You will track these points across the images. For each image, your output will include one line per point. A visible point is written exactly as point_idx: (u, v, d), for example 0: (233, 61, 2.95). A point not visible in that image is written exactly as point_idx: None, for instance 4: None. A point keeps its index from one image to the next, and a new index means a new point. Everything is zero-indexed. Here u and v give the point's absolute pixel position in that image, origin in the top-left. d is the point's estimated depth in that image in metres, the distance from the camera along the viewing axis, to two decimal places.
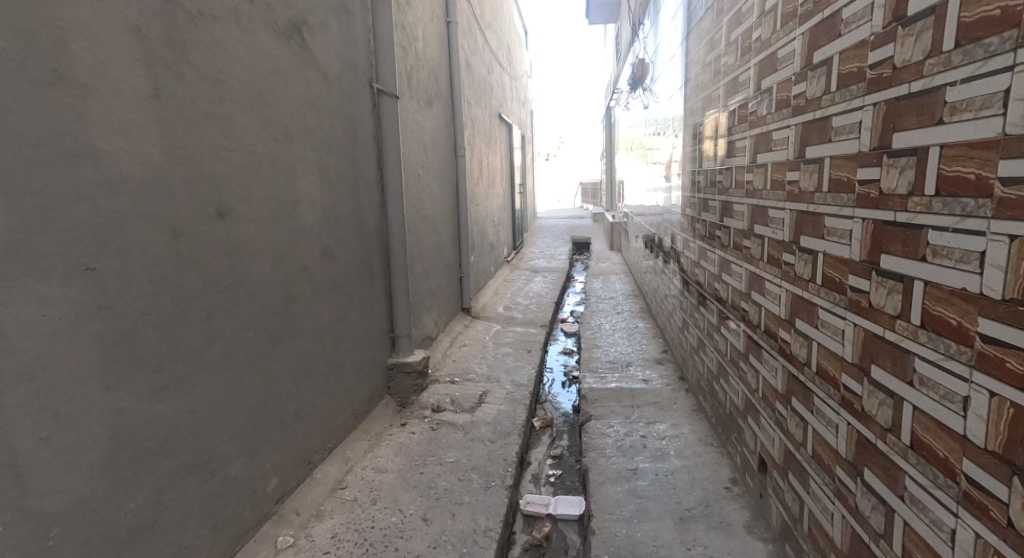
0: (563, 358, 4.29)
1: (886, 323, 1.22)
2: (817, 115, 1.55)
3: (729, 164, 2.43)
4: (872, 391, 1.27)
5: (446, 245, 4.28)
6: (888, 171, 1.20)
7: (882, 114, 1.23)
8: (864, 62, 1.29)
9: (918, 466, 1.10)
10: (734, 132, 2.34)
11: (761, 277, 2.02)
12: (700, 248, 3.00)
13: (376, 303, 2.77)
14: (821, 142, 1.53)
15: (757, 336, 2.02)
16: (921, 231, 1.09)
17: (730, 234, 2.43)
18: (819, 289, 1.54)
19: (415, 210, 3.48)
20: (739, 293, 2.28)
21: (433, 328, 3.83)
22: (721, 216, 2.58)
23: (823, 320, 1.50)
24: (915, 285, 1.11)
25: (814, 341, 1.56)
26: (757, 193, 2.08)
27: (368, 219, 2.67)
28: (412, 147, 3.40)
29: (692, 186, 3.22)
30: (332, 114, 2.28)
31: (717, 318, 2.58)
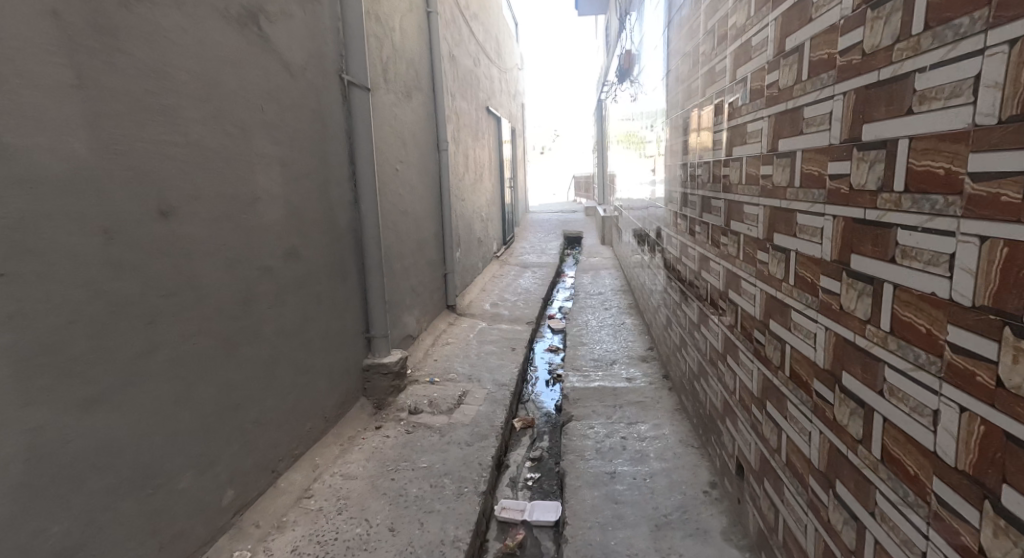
0: (549, 356, 4.22)
1: (856, 328, 1.18)
2: (788, 105, 1.50)
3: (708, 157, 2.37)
4: (842, 400, 1.24)
5: (429, 242, 4.21)
6: (858, 166, 1.16)
7: (851, 104, 1.18)
8: (834, 48, 1.24)
9: (888, 482, 1.07)
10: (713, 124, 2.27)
11: (736, 276, 1.99)
12: (682, 245, 2.94)
13: (350, 303, 2.70)
14: (793, 134, 1.48)
15: (734, 336, 1.97)
16: (891, 230, 1.05)
17: (709, 230, 2.37)
18: (792, 290, 1.51)
19: (394, 207, 3.40)
20: (717, 291, 2.23)
21: (415, 327, 3.76)
22: (700, 212, 2.53)
23: (795, 322, 1.48)
24: (885, 288, 1.07)
25: (787, 343, 1.53)
26: (732, 188, 2.04)
27: (340, 216, 2.60)
28: (389, 141, 3.32)
29: (674, 180, 3.16)
30: (296, 107, 2.21)
31: (698, 316, 2.52)
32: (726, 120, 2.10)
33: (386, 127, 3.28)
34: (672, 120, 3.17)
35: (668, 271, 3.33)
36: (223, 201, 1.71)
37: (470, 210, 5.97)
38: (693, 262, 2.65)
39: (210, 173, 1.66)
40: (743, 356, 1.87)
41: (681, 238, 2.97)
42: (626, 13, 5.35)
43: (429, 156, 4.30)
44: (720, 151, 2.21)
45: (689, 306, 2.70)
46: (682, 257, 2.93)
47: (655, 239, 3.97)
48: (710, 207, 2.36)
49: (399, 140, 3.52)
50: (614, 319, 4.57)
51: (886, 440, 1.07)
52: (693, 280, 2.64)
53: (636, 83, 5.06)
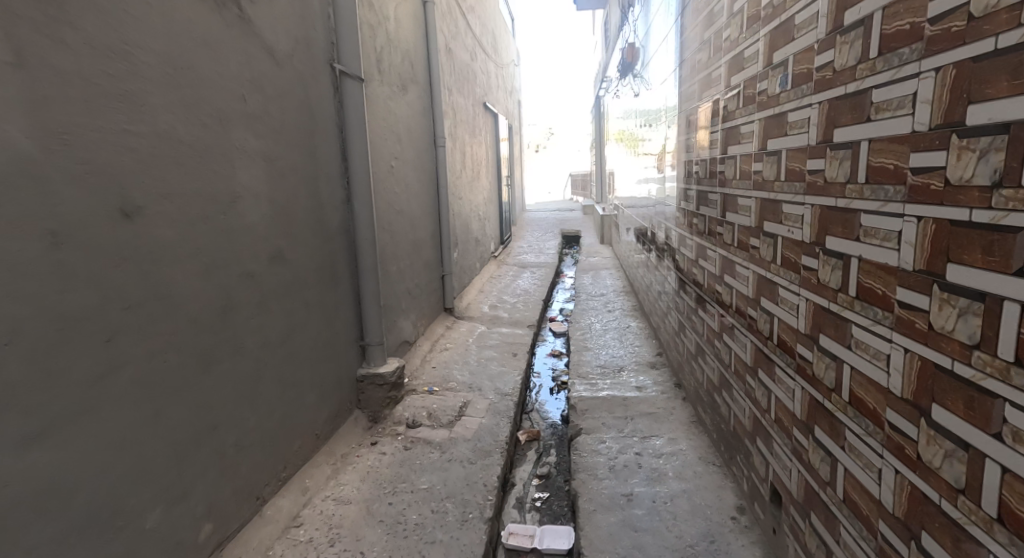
0: (552, 361, 4.05)
1: (954, 352, 1.00)
2: (851, 89, 1.33)
3: (733, 153, 2.18)
4: (931, 437, 1.07)
5: (425, 242, 4.03)
6: (957, 157, 0.98)
7: (949, 82, 1.00)
8: (922, 16, 1.06)
9: (1008, 547, 0.89)
10: (740, 115, 2.09)
11: (774, 284, 1.80)
12: (696, 248, 2.77)
13: (342, 309, 2.52)
14: (858, 123, 1.30)
15: (769, 350, 1.81)
16: (1015, 236, 0.87)
17: (733, 231, 2.19)
18: (853, 302, 1.34)
19: (389, 206, 3.22)
20: (745, 298, 2.06)
21: (411, 332, 3.58)
22: (721, 211, 2.34)
23: (859, 340, 1.31)
24: (1004, 307, 0.89)
25: (846, 363, 1.37)
26: (766, 185, 1.85)
27: (330, 217, 2.41)
28: (384, 137, 3.14)
29: (687, 178, 2.96)
30: (283, 97, 2.02)
31: (718, 324, 2.34)
32: (757, 109, 1.92)
33: (381, 121, 3.09)
34: (684, 115, 2.97)
35: (679, 274, 3.17)
36: (201, 200, 1.54)
37: (467, 208, 5.80)
38: (712, 265, 2.46)
39: (184, 168, 1.48)
40: (783, 373, 1.70)
41: (695, 241, 2.80)
42: (628, 5, 5.16)
43: (426, 153, 4.11)
44: (748, 144, 2.02)
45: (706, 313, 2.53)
46: (696, 260, 2.76)
47: (663, 239, 3.80)
48: (734, 206, 2.17)
49: (394, 136, 3.34)
50: (618, 322, 4.40)
51: (1007, 495, 0.89)
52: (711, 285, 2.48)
53: (641, 79, 4.87)
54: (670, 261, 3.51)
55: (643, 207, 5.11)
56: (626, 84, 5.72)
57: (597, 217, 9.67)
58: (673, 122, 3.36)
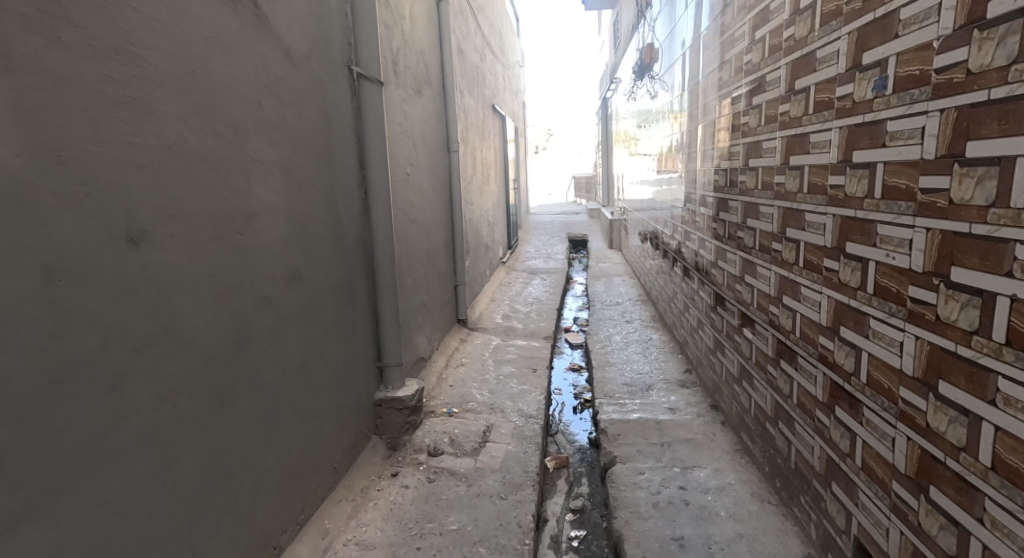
0: (572, 376, 3.87)
1: None
2: (996, 92, 1.05)
3: (799, 164, 1.88)
4: None
5: (439, 252, 3.85)
6: None
7: None
8: None
9: None
10: (808, 122, 1.81)
11: (862, 314, 1.52)
12: (733, 262, 2.56)
13: (360, 329, 2.35)
14: (1009, 134, 1.03)
15: (853, 388, 1.56)
16: None
17: (796, 249, 1.93)
18: (997, 349, 1.06)
19: (405, 216, 3.04)
20: (812, 325, 1.79)
21: (426, 348, 3.40)
22: (781, 228, 2.05)
23: (1009, 396, 1.03)
24: None
25: (985, 422, 1.09)
26: (851, 202, 1.57)
27: (347, 231, 2.24)
28: (400, 144, 2.97)
29: (726, 186, 2.68)
30: (301, 103, 1.85)
31: (771, 348, 2.10)
32: (837, 117, 1.63)
33: (397, 127, 2.92)
34: (724, 120, 2.70)
35: (710, 288, 2.97)
36: (214, 220, 1.36)
37: (477, 214, 5.63)
38: (762, 283, 2.21)
39: (196, 184, 1.30)
40: (878, 417, 1.44)
41: (733, 254, 2.55)
42: (646, 6, 5.00)
43: (439, 159, 3.94)
44: (821, 156, 1.73)
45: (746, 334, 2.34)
46: (732, 276, 2.56)
47: (688, 250, 3.61)
48: (801, 222, 1.89)
49: (409, 142, 3.17)
50: (639, 335, 4.23)
51: None
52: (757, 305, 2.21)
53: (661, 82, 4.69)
54: (698, 273, 3.32)
55: (661, 214, 4.94)
56: (642, 87, 5.55)
57: (605, 221, 9.51)
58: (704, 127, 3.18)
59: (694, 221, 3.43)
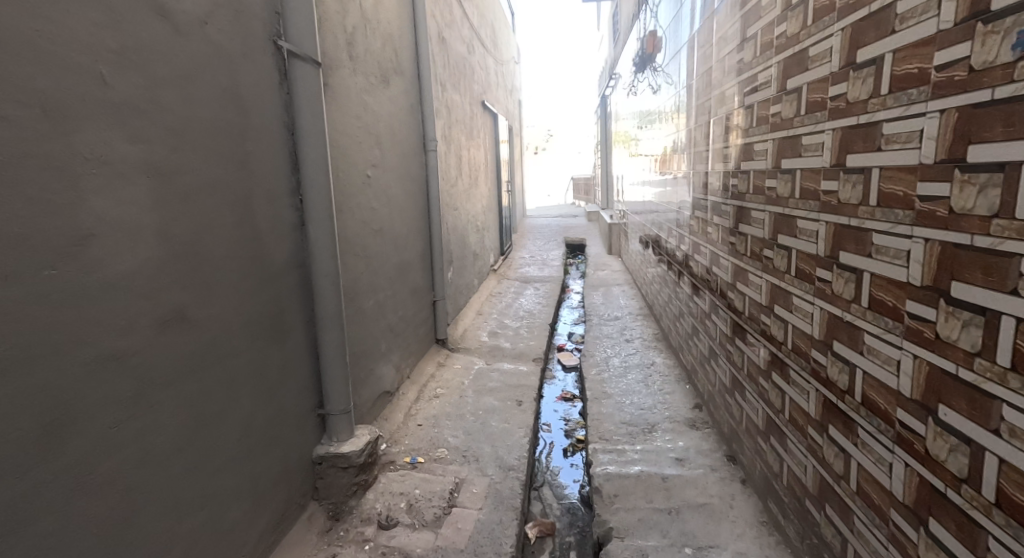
0: (563, 407, 3.40)
1: None
2: None
3: (857, 164, 1.49)
4: None
5: (412, 266, 3.38)
6: None
7: None
8: None
9: None
10: (876, 108, 1.39)
11: (987, 398, 1.08)
12: (755, 289, 2.22)
13: (293, 371, 1.88)
14: None
15: (948, 492, 1.19)
16: None
17: (856, 279, 1.52)
18: None
19: (362, 226, 2.57)
20: (876, 387, 1.44)
21: (393, 379, 2.94)
22: (829, 250, 1.65)
23: None
24: None
25: None
26: (955, 224, 1.15)
27: (274, 250, 1.77)
28: (357, 142, 2.51)
29: (750, 194, 2.25)
30: (197, 82, 1.39)
31: (821, 408, 1.70)
32: (927, 98, 1.21)
33: (352, 120, 2.45)
34: (749, 113, 2.23)
35: (724, 315, 2.57)
36: None
37: (463, 220, 5.15)
38: (806, 320, 1.80)
39: None
40: (1002, 544, 1.06)
41: (755, 280, 2.22)
42: None
43: (413, 160, 3.47)
44: (898, 157, 1.32)
45: (772, 380, 2.03)
46: (755, 305, 2.21)
47: (696, 264, 3.15)
48: (859, 242, 1.50)
49: (371, 138, 2.70)
50: (640, 358, 3.75)
51: None
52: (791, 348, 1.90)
53: (665, 73, 4.21)
54: (708, 293, 2.86)
55: (663, 220, 4.47)
56: (643, 80, 5.08)
57: (604, 226, 9.02)
58: (716, 122, 2.73)
59: (705, 231, 2.95)
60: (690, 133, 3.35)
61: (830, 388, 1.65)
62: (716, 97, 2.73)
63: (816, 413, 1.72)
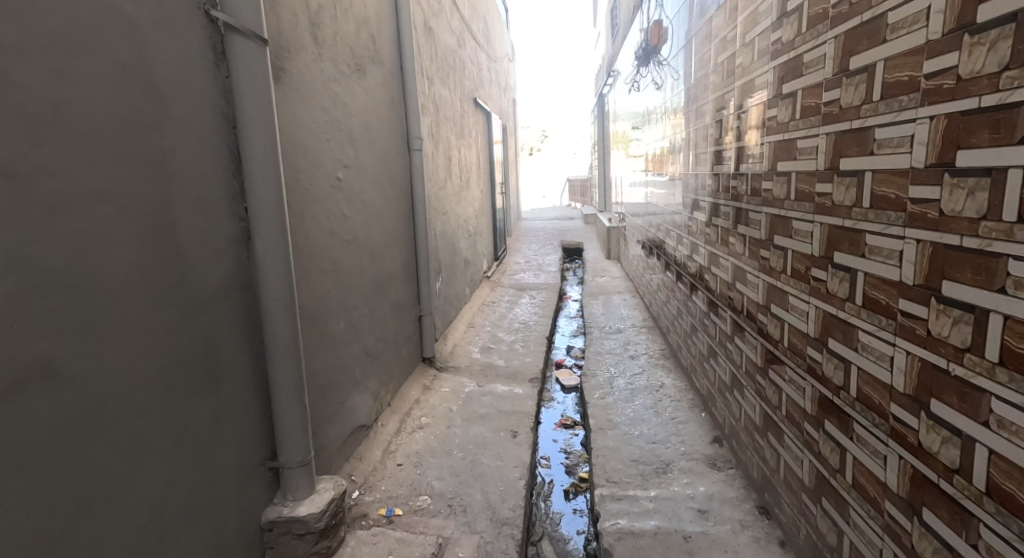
0: (562, 435, 3.06)
1: None
2: None
3: (972, 165, 1.07)
4: None
5: (394, 278, 3.03)
6: None
7: None
8: None
9: None
10: (1014, 82, 0.96)
11: None
12: (800, 316, 1.83)
13: (236, 421, 1.53)
14: None
15: None
16: None
17: (971, 318, 1.08)
18: None
19: (330, 236, 2.22)
20: (1010, 474, 1.00)
21: (371, 409, 2.59)
22: (924, 276, 1.21)
23: None
24: None
25: None
26: None
27: (208, 272, 1.42)
28: (324, 138, 2.16)
29: (793, 202, 1.86)
30: (77, 57, 1.06)
31: (906, 483, 1.29)
32: None
33: (317, 113, 2.11)
34: (793, 102, 1.82)
35: (749, 340, 2.26)
36: None
37: (454, 225, 4.79)
38: (884, 363, 1.37)
39: None
40: None
41: (800, 305, 1.82)
42: None
43: (395, 160, 3.13)
44: None
45: (826, 431, 1.64)
46: (801, 336, 1.82)
47: (711, 277, 2.80)
48: (977, 271, 1.07)
49: (343, 134, 2.36)
50: (647, 380, 3.41)
51: None
52: (855, 397, 1.50)
53: (670, 66, 3.89)
54: (728, 312, 2.52)
55: (668, 226, 4.13)
56: (644, 75, 4.75)
57: (602, 229, 8.68)
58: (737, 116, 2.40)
59: (725, 241, 2.58)
60: (702, 130, 3.01)
61: (923, 459, 1.23)
62: (736, 88, 2.39)
63: (900, 488, 1.31)
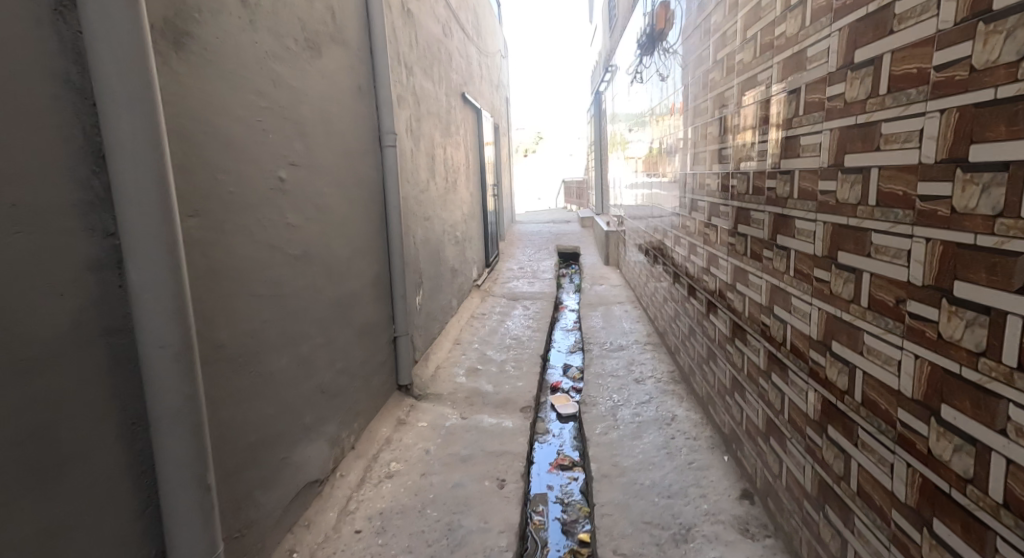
0: (557, 480, 2.63)
1: None
2: None
3: None
4: None
5: (361, 297, 2.57)
6: None
7: None
8: None
9: None
10: None
11: None
12: (880, 361, 1.39)
13: (88, 526, 1.05)
14: None
15: None
16: None
17: None
18: None
19: (268, 251, 1.76)
20: None
21: (326, 460, 2.13)
22: None
23: None
24: None
25: None
26: None
27: (37, 312, 0.95)
28: (258, 127, 1.70)
29: (865, 206, 1.43)
30: None
31: None
32: None
33: (249, 96, 1.65)
34: (877, 72, 1.37)
35: (793, 382, 1.85)
36: None
37: (439, 231, 4.33)
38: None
39: None
40: None
41: (880, 347, 1.39)
42: None
43: (362, 158, 2.67)
44: None
45: (939, 537, 1.18)
46: (886, 393, 1.36)
47: (733, 297, 2.40)
48: None
49: (288, 124, 1.90)
50: (656, 410, 2.98)
51: None
52: (1000, 501, 1.01)
53: (677, 54, 3.46)
54: (759, 341, 2.12)
55: (674, 232, 3.70)
56: (648, 65, 4.32)
57: (599, 233, 8.23)
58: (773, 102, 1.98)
59: (756, 256, 2.17)
60: (720, 123, 2.56)
61: None
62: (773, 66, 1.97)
63: None
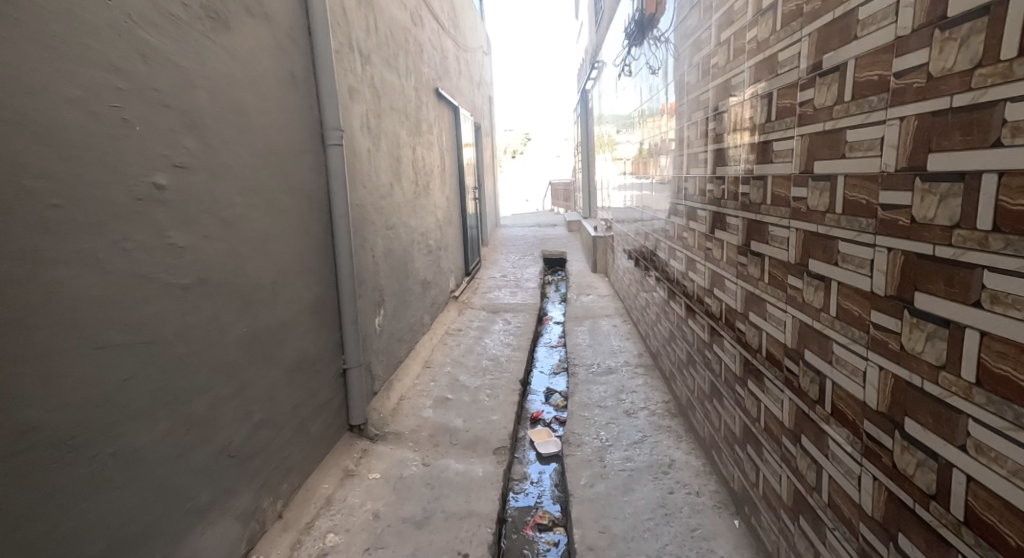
0: (536, 540, 2.23)
1: None
2: None
3: None
4: None
5: (291, 328, 2.15)
6: None
7: None
8: None
9: None
10: None
11: None
12: (1006, 474, 0.89)
13: None
14: None
15: None
16: None
17: None
18: None
19: (133, 284, 1.35)
20: None
21: (233, 542, 1.71)
22: None
23: None
24: None
25: None
26: None
27: None
28: (115, 115, 1.32)
29: (969, 229, 0.95)
30: None
31: None
32: None
33: (93, 76, 1.26)
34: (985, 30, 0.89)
35: (840, 460, 1.39)
36: None
37: (406, 241, 3.89)
38: None
39: None
40: None
41: (1003, 451, 0.89)
42: None
43: (296, 159, 2.25)
44: None
45: None
46: (1008, 514, 0.88)
47: (747, 329, 2.00)
48: None
49: (172, 115, 1.52)
50: (650, 454, 2.56)
51: None
52: None
53: (668, 41, 3.06)
54: (787, 396, 1.69)
55: (666, 242, 3.29)
56: (636, 56, 3.92)
57: (587, 238, 7.82)
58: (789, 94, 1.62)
59: (779, 286, 1.74)
60: (726, 117, 2.15)
61: None
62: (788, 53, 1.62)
63: None
